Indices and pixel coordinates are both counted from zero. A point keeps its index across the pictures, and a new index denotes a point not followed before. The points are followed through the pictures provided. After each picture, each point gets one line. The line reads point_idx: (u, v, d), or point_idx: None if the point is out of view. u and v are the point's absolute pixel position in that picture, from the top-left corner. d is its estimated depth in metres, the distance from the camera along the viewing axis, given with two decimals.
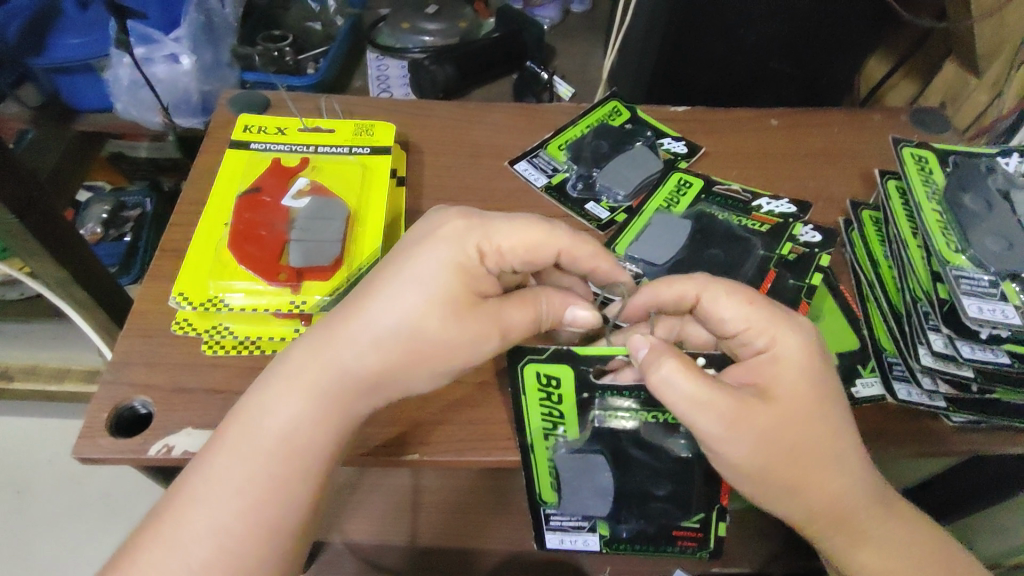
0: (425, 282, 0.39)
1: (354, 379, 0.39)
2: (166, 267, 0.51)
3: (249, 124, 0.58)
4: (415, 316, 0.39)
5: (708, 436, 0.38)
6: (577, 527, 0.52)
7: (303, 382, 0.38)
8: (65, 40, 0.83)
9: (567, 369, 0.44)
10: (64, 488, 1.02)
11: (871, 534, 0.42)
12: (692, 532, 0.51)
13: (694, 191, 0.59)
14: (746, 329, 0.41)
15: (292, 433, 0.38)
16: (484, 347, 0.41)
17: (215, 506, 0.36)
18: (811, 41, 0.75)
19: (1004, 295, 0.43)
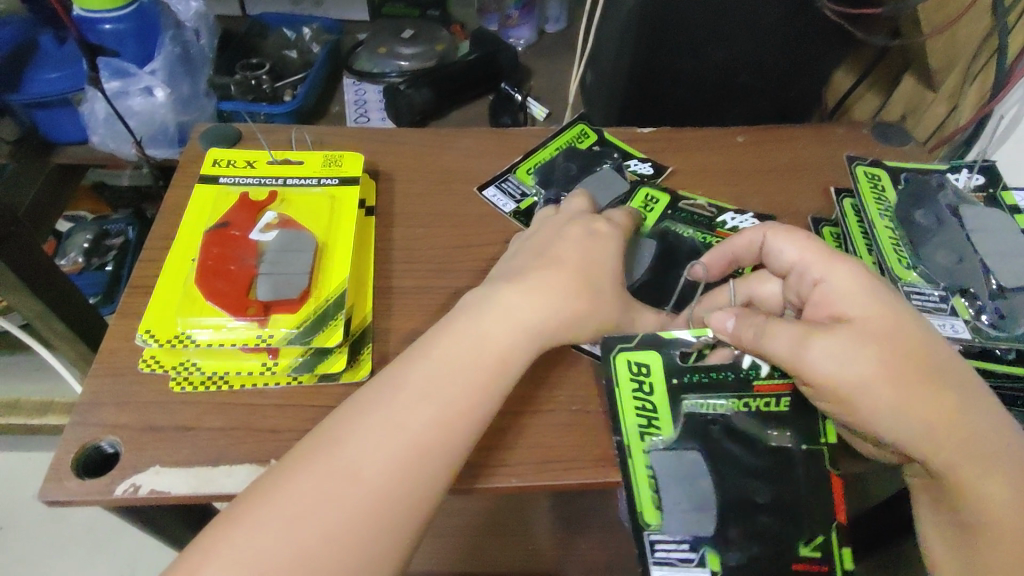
0: (560, 262, 0.48)
1: (512, 314, 0.45)
2: (137, 304, 0.51)
3: (219, 158, 0.59)
4: (555, 287, 0.46)
5: (793, 359, 0.40)
6: (686, 560, 0.43)
7: (460, 322, 0.45)
8: (41, 75, 0.85)
9: (657, 357, 0.47)
10: (47, 524, 1.01)
11: (980, 471, 0.39)
12: (815, 566, 0.44)
13: (661, 207, 0.60)
14: (802, 262, 0.45)
15: (452, 360, 0.43)
16: (604, 281, 0.48)
17: (390, 427, 0.40)
18: (775, 59, 0.77)
19: (954, 309, 0.44)
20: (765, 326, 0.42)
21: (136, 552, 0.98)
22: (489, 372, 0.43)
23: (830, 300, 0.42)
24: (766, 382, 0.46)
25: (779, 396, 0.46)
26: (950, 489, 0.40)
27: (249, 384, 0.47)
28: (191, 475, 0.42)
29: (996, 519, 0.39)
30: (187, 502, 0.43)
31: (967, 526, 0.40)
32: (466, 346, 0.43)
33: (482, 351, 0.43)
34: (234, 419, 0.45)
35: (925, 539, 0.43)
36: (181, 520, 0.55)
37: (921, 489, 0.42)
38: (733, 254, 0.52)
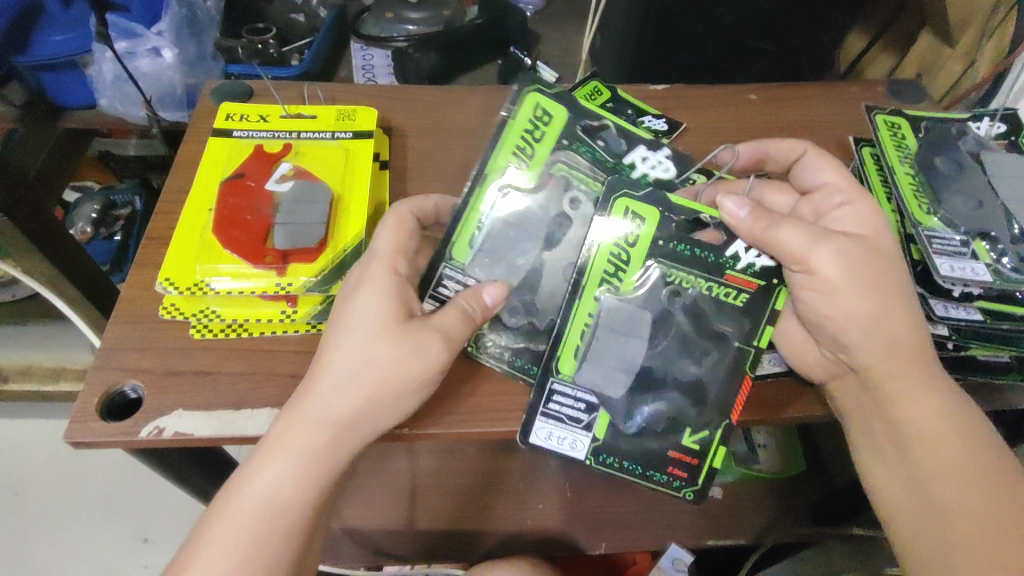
0: (359, 317, 0.42)
1: (358, 363, 0.41)
2: (154, 254, 0.51)
3: (232, 112, 0.59)
4: (361, 350, 0.41)
5: (805, 250, 0.42)
6: (575, 419, 0.45)
7: (323, 365, 0.41)
8: (47, 37, 0.83)
9: (656, 216, 0.46)
10: (62, 488, 1.02)
11: (913, 387, 0.42)
12: (688, 456, 0.45)
13: (556, 127, 0.49)
14: (834, 183, 0.48)
15: (322, 414, 0.40)
16: (422, 342, 0.42)
17: (272, 474, 0.40)
18: (789, 19, 0.76)
19: (975, 253, 0.44)
20: (778, 219, 0.44)
21: (150, 516, 1.00)
22: (348, 421, 0.41)
23: (850, 220, 0.46)
24: (738, 275, 0.46)
25: (740, 292, 0.46)
26: (883, 399, 0.43)
27: (270, 331, 0.47)
28: (214, 418, 0.43)
29: (925, 428, 0.42)
30: (209, 444, 0.43)
31: (901, 434, 0.42)
32: (294, 423, 0.40)
33: (315, 423, 0.40)
34: (253, 364, 0.46)
35: (859, 460, 0.45)
36: (199, 468, 0.55)
37: (851, 409, 0.45)
38: (764, 152, 0.54)
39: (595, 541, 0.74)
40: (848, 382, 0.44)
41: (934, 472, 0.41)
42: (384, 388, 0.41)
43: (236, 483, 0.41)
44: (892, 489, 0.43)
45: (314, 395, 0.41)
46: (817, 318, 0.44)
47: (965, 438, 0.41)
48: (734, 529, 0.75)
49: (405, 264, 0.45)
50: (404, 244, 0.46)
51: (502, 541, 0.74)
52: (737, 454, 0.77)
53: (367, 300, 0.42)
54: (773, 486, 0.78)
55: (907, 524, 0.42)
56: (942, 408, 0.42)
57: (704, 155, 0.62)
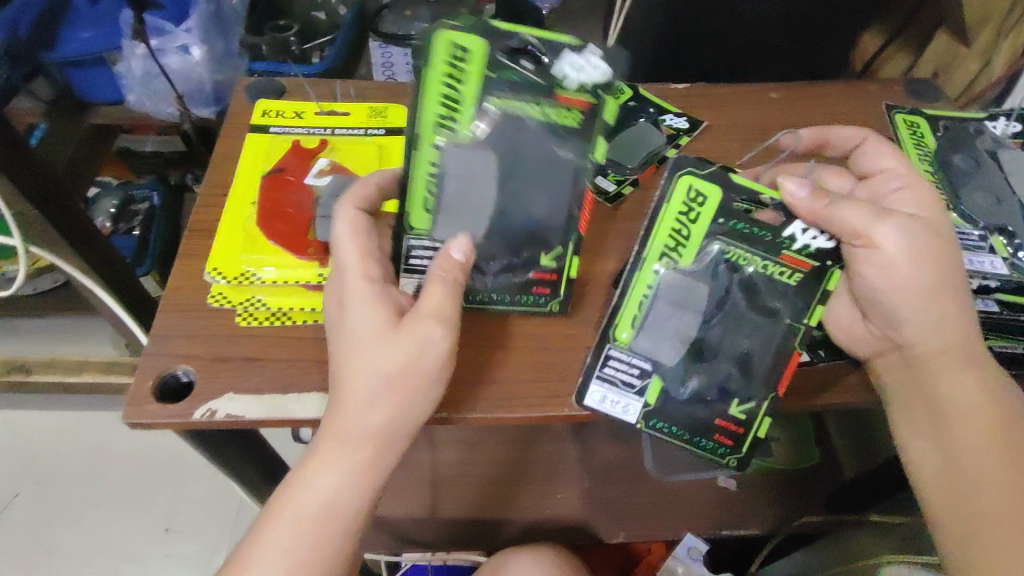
0: (358, 330, 0.42)
1: (370, 370, 0.41)
2: (198, 246, 0.53)
3: (268, 110, 0.61)
4: (365, 356, 0.41)
5: (867, 226, 0.43)
6: (629, 383, 0.47)
7: (341, 368, 0.42)
8: (77, 34, 0.85)
9: (716, 196, 0.47)
10: (90, 476, 1.05)
11: (956, 363, 0.44)
12: (733, 424, 0.47)
13: (570, 118, 0.48)
14: (895, 169, 0.48)
15: (360, 413, 0.41)
16: (424, 339, 0.42)
17: (327, 476, 0.41)
18: (807, 20, 0.77)
19: (993, 247, 0.46)
20: (841, 198, 0.45)
21: (175, 504, 1.03)
22: (388, 417, 0.42)
23: (908, 203, 0.46)
24: (795, 255, 0.47)
25: (794, 271, 0.47)
26: (927, 373, 0.44)
27: (313, 319, 0.49)
28: (263, 402, 0.45)
29: (964, 407, 0.43)
30: (258, 426, 0.45)
31: (940, 412, 0.44)
32: (335, 415, 0.42)
33: (355, 423, 0.41)
34: (298, 351, 0.48)
35: (897, 437, 0.47)
36: (236, 453, 0.58)
37: (893, 385, 0.46)
38: (825, 136, 0.59)
39: (614, 529, 0.76)
40: (893, 359, 0.46)
41: (969, 448, 0.43)
42: (400, 386, 0.41)
43: (293, 474, 0.42)
44: (928, 464, 0.44)
45: (342, 397, 0.42)
46: (870, 294, 0.45)
47: (1002, 417, 0.43)
48: (747, 519, 0.77)
49: (363, 240, 0.45)
50: (359, 214, 0.46)
51: (522, 529, 0.77)
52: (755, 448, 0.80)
53: (360, 311, 0.43)
54: (788, 476, 0.80)
55: (941, 499, 0.43)
56: (982, 387, 0.43)
57: (726, 152, 0.63)
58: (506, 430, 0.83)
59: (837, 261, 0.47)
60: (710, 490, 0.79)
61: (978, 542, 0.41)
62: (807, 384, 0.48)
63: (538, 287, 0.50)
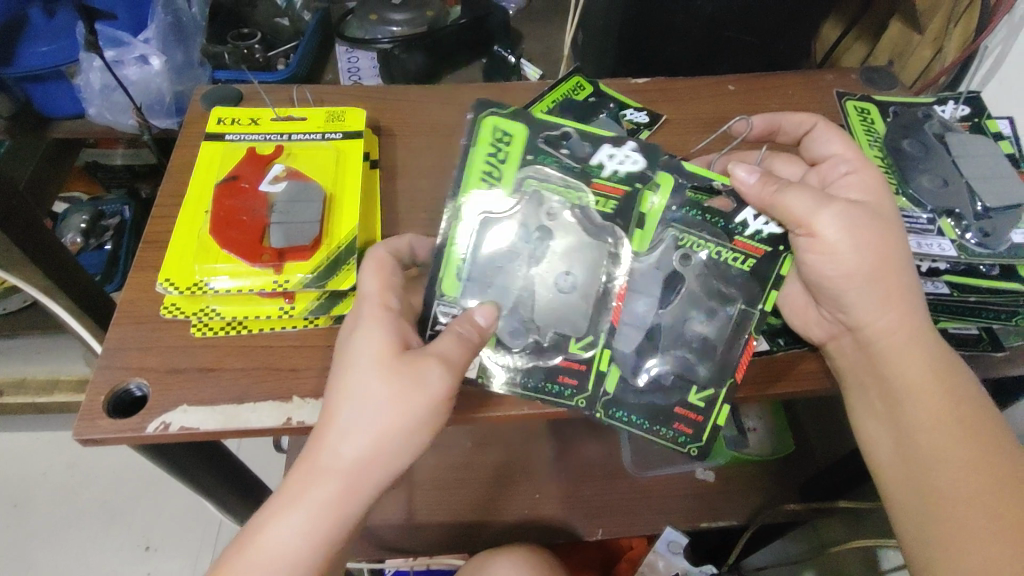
0: (358, 360, 0.41)
1: (361, 407, 0.39)
2: (152, 257, 0.53)
3: (222, 116, 0.60)
4: (360, 388, 0.40)
5: (809, 212, 0.44)
6: (533, 351, 0.46)
7: (328, 405, 0.40)
8: (34, 48, 0.83)
9: (667, 179, 0.49)
10: (65, 497, 1.03)
11: (904, 343, 0.44)
12: (692, 412, 0.47)
13: (517, 143, 0.48)
14: (840, 155, 0.50)
15: (339, 452, 0.39)
16: (431, 382, 0.40)
17: (296, 515, 0.39)
18: (765, 12, 0.77)
19: (941, 230, 0.47)
20: (786, 185, 0.46)
21: (151, 521, 1.01)
22: (373, 459, 0.39)
23: (855, 186, 0.47)
24: (747, 241, 0.48)
25: (748, 257, 0.48)
26: (878, 355, 0.45)
27: (268, 327, 0.49)
28: (218, 412, 0.44)
29: (913, 386, 0.44)
30: (214, 438, 0.45)
31: (891, 391, 0.45)
32: (309, 470, 0.39)
33: (330, 463, 0.39)
34: (255, 360, 0.47)
35: (854, 419, 0.47)
36: (202, 467, 0.57)
37: (847, 367, 0.47)
38: (776, 124, 0.60)
39: (592, 527, 0.76)
40: (845, 342, 0.47)
41: (922, 425, 0.43)
42: (388, 431, 0.39)
43: (259, 529, 0.40)
44: (885, 444, 0.45)
45: (324, 447, 0.39)
46: (819, 278, 0.46)
47: (952, 393, 0.43)
48: (725, 512, 0.77)
49: (395, 299, 0.44)
50: (389, 279, 0.45)
51: (500, 532, 0.76)
52: (727, 438, 0.77)
53: (365, 337, 0.41)
54: (764, 466, 0.80)
55: (898, 479, 0.44)
56: (931, 364, 0.44)
57: (685, 145, 0.64)
58: (483, 432, 0.82)
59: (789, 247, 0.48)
60: (687, 484, 0.79)
61: (935, 522, 0.41)
62: (760, 373, 0.48)
63: (563, 376, 0.46)
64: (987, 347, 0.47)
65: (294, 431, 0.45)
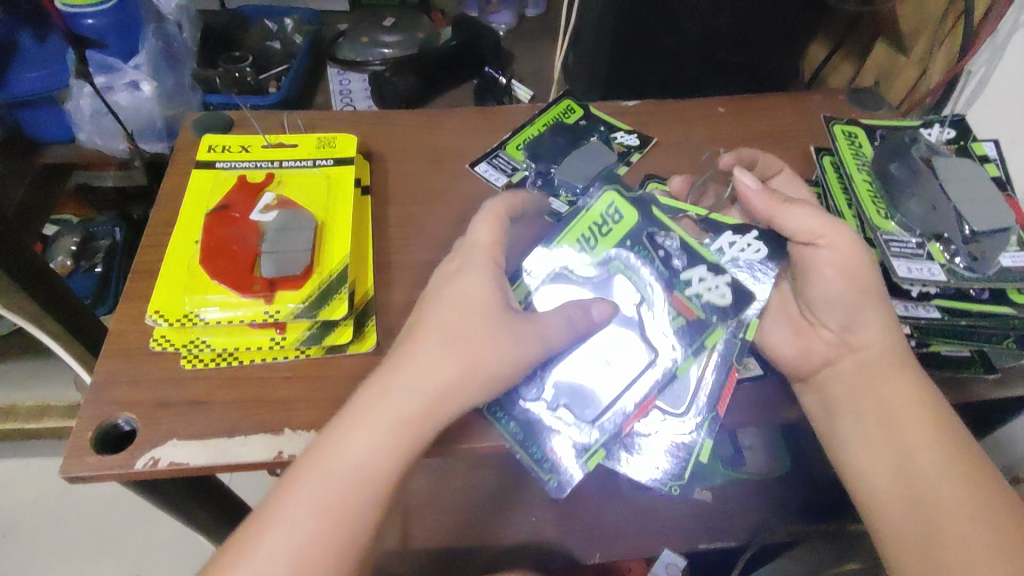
0: (462, 300, 0.44)
1: (457, 344, 0.43)
2: (142, 288, 0.52)
3: (213, 144, 0.60)
4: (463, 326, 0.43)
5: (819, 226, 0.46)
6: (541, 410, 0.46)
7: (428, 340, 0.43)
8: (22, 74, 0.82)
9: (632, 218, 0.51)
10: (53, 526, 1.01)
11: (892, 368, 0.45)
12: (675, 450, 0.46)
13: (616, 229, 0.50)
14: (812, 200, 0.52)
15: (424, 386, 0.42)
16: (525, 345, 0.44)
17: (360, 446, 0.40)
18: (753, 34, 0.78)
19: (931, 254, 0.47)
20: (791, 200, 0.47)
21: (144, 549, 0.99)
22: (457, 399, 0.42)
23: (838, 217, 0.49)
24: (685, 301, 0.48)
25: (678, 316, 0.48)
26: (874, 381, 0.46)
27: (259, 358, 0.48)
28: (208, 447, 0.44)
29: (910, 406, 0.45)
30: (204, 472, 0.44)
31: (886, 415, 0.45)
32: (388, 390, 0.42)
33: (406, 399, 0.41)
34: (245, 392, 0.47)
35: (838, 450, 0.47)
36: (193, 499, 0.56)
37: (842, 392, 0.47)
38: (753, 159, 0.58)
39: (590, 551, 0.75)
40: (844, 365, 0.47)
41: (919, 445, 0.43)
42: (480, 371, 0.42)
43: (322, 451, 0.40)
44: (881, 469, 0.44)
45: (407, 373, 0.42)
46: (824, 299, 0.47)
47: (940, 420, 0.44)
48: (724, 532, 0.77)
49: (502, 258, 0.48)
50: (500, 240, 0.48)
51: (498, 557, 0.75)
52: (724, 457, 0.79)
53: (472, 281, 0.45)
54: (762, 487, 0.79)
55: (896, 505, 0.43)
56: (925, 386, 0.45)
57: (675, 169, 0.64)
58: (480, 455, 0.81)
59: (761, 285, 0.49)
60: (684, 505, 0.78)
61: (938, 549, 0.40)
62: (749, 403, 0.49)
63: (554, 448, 0.45)
64: (980, 370, 0.48)
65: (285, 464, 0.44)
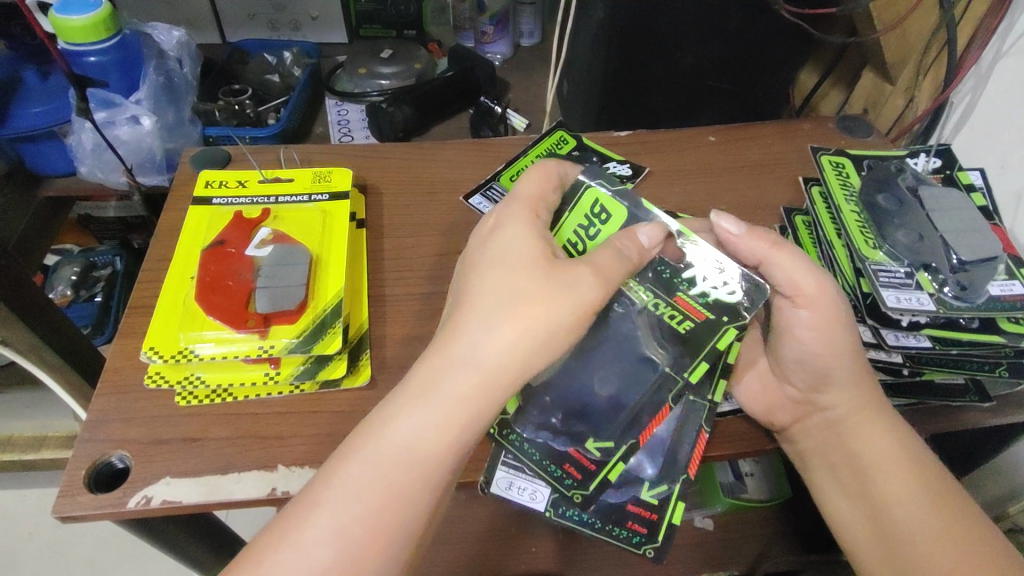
0: (507, 255, 0.42)
1: (504, 301, 0.40)
2: (138, 323, 0.53)
3: (211, 180, 0.61)
4: (504, 287, 0.40)
5: (808, 278, 0.46)
6: (555, 433, 0.46)
7: (472, 309, 0.40)
8: (24, 109, 0.82)
9: (621, 212, 0.48)
10: (48, 559, 0.99)
11: (860, 420, 0.46)
12: (646, 510, 0.49)
13: (610, 220, 0.48)
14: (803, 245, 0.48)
15: (473, 357, 0.39)
16: (583, 291, 0.40)
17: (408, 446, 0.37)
18: (743, 62, 0.79)
19: (920, 284, 0.48)
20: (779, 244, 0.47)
21: None
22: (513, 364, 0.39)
23: None
24: (689, 300, 0.46)
25: (686, 317, 0.46)
26: (844, 434, 0.47)
27: (253, 394, 0.48)
28: (201, 484, 0.44)
29: (882, 456, 0.45)
30: (197, 511, 0.44)
31: (860, 467, 0.46)
32: (438, 371, 0.39)
33: (454, 373, 0.38)
34: (239, 429, 0.47)
35: (826, 502, 0.48)
36: (187, 535, 0.55)
37: (816, 447, 0.49)
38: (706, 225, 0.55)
39: None
40: (813, 421, 0.48)
41: (890, 497, 0.44)
42: (531, 330, 0.39)
43: (366, 443, 0.38)
44: (858, 522, 0.46)
45: (464, 339, 0.39)
46: (804, 355, 0.47)
47: (915, 469, 0.44)
48: (727, 561, 0.76)
49: (545, 213, 0.46)
50: (546, 193, 0.47)
51: None
52: (722, 484, 0.78)
53: (513, 236, 0.43)
54: (763, 516, 0.78)
55: (878, 556, 0.44)
56: (897, 436, 0.45)
57: (667, 198, 0.65)
58: None
59: (733, 317, 0.46)
60: (687, 535, 0.77)
61: None
62: (726, 437, 0.49)
63: (570, 464, 0.46)
64: (974, 399, 0.48)
65: (278, 501, 0.44)
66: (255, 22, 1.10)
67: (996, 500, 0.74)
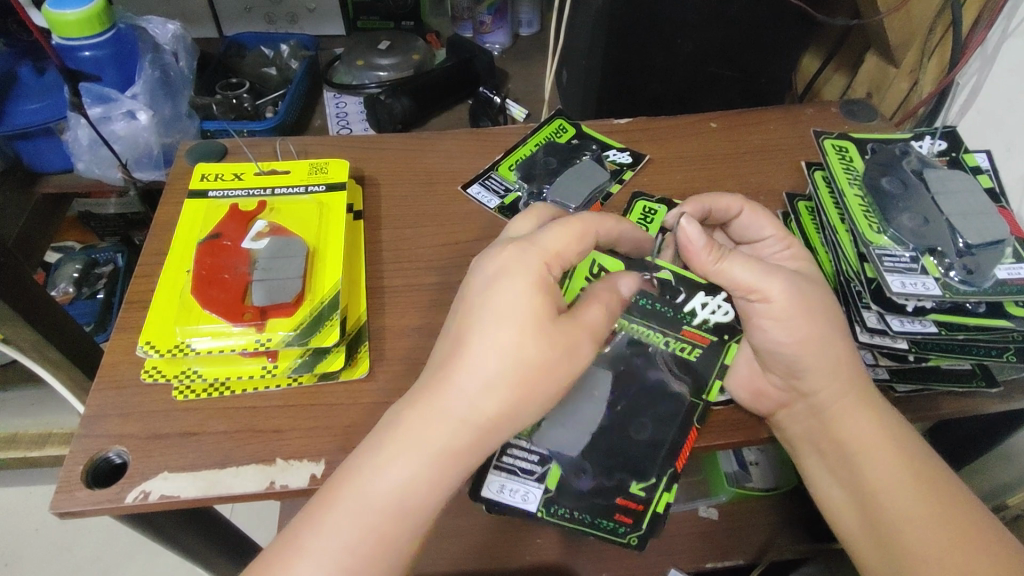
0: (513, 313, 0.39)
1: (506, 373, 0.38)
2: (134, 318, 0.52)
3: (207, 173, 0.61)
4: (510, 347, 0.38)
5: (752, 283, 0.46)
6: (529, 472, 0.49)
7: (468, 370, 0.38)
8: (22, 106, 0.82)
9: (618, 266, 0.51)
10: (54, 554, 1.00)
11: (851, 406, 0.45)
12: (633, 502, 0.48)
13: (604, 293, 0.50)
14: (772, 236, 0.51)
15: (469, 413, 0.38)
16: (580, 358, 0.41)
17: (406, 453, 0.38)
18: (745, 47, 0.78)
19: (925, 268, 0.47)
20: (727, 253, 0.47)
21: None
22: (506, 423, 0.39)
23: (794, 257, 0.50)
24: (695, 330, 0.50)
25: (695, 346, 0.49)
26: (830, 420, 0.46)
27: (252, 387, 0.48)
28: (199, 478, 0.43)
29: (866, 443, 0.44)
30: (195, 505, 0.43)
31: (850, 455, 0.45)
32: (427, 417, 0.38)
33: (447, 427, 0.38)
34: (237, 423, 0.46)
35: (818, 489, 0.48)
36: (187, 529, 0.55)
37: (802, 434, 0.48)
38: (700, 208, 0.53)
39: None
40: (799, 409, 0.47)
41: (881, 486, 0.44)
42: (531, 395, 0.39)
43: (358, 461, 0.38)
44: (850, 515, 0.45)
45: (455, 387, 0.38)
46: (772, 346, 0.47)
47: (902, 452, 0.44)
48: (732, 550, 0.75)
49: (558, 270, 0.43)
50: (569, 252, 0.43)
51: None
52: (727, 473, 0.79)
53: (519, 291, 0.40)
54: (768, 504, 0.78)
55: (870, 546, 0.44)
56: (881, 424, 0.45)
57: (667, 185, 0.64)
58: None
59: (733, 334, 0.50)
60: (691, 524, 0.76)
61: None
62: (720, 427, 0.47)
63: (619, 513, 0.48)
64: (980, 384, 0.48)
65: (277, 495, 0.43)
66: (252, 16, 1.09)
67: (1003, 487, 0.74)
